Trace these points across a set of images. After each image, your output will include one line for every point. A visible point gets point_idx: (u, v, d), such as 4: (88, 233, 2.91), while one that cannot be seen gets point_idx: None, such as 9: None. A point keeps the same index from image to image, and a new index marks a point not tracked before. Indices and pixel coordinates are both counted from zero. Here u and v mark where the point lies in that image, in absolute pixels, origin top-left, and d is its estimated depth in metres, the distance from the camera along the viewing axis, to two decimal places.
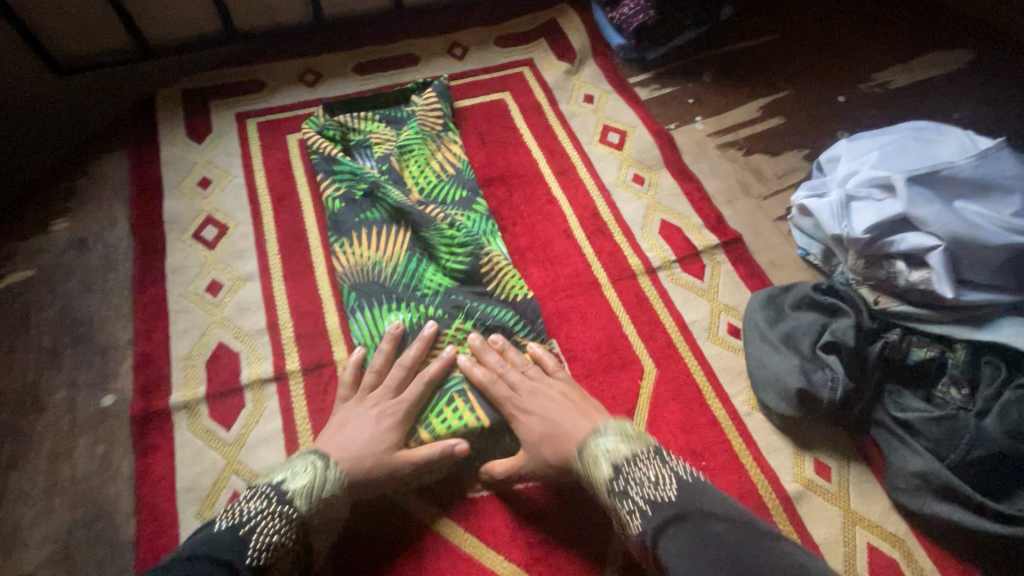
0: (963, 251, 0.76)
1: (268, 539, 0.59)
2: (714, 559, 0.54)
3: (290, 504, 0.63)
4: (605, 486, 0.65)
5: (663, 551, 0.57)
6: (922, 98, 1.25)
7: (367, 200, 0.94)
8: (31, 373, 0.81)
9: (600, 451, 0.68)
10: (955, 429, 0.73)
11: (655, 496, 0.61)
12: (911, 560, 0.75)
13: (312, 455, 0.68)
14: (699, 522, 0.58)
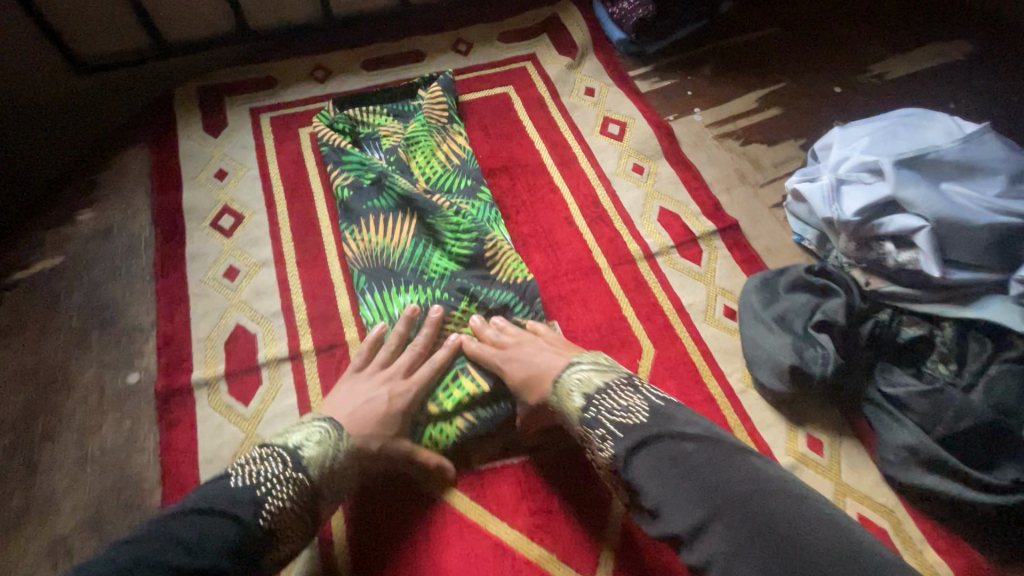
0: (951, 231, 0.78)
1: (279, 504, 0.61)
2: (683, 474, 0.57)
3: (304, 471, 0.64)
4: (579, 417, 0.69)
5: (635, 470, 0.60)
6: (918, 87, 1.27)
7: (375, 187, 0.96)
8: (62, 353, 0.86)
9: (572, 384, 0.72)
10: (942, 403, 0.76)
11: (622, 420, 0.64)
12: (900, 529, 0.78)
13: (326, 423, 0.71)
14: (662, 440, 0.61)
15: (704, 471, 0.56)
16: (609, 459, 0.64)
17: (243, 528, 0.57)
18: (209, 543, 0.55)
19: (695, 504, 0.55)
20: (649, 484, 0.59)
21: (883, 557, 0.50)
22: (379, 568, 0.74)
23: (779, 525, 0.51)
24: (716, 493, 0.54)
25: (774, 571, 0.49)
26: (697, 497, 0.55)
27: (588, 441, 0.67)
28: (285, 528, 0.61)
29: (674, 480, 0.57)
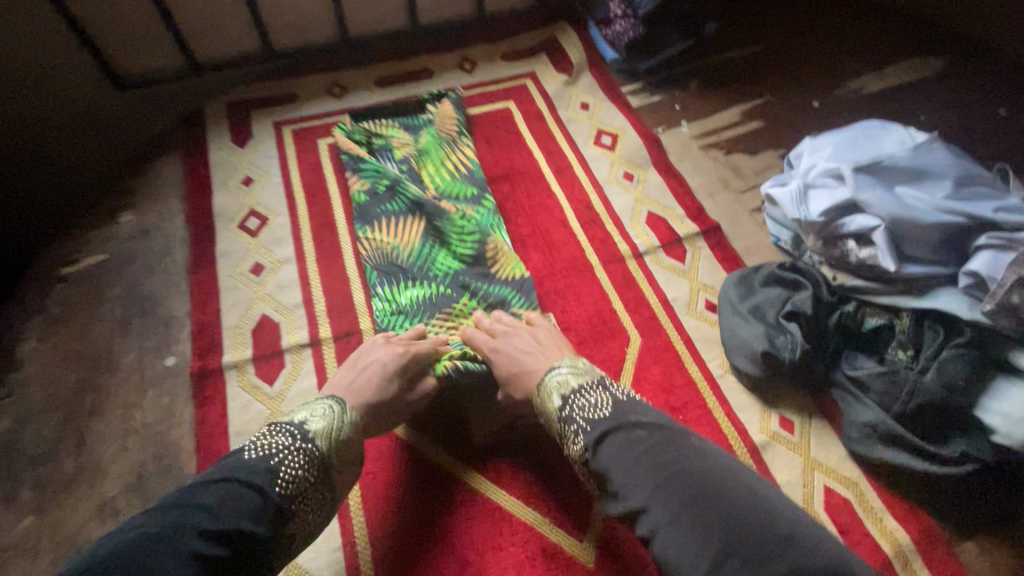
0: (904, 229, 0.88)
1: (294, 472, 0.66)
2: (638, 455, 0.64)
3: (312, 442, 0.70)
4: (557, 413, 0.75)
5: (601, 455, 0.67)
6: (891, 102, 1.37)
7: (388, 193, 1.08)
8: (107, 339, 0.96)
9: (552, 385, 0.78)
10: (896, 382, 0.85)
11: (592, 415, 0.71)
12: (863, 499, 0.85)
13: (334, 400, 0.77)
14: (624, 428, 0.67)
15: (659, 454, 0.63)
16: (580, 451, 0.70)
17: (267, 496, 0.62)
18: (238, 510, 0.59)
19: (646, 481, 0.62)
20: (612, 468, 0.65)
21: (799, 517, 0.58)
22: (391, 529, 0.82)
23: (716, 496, 0.58)
24: (665, 469, 0.62)
25: (712, 533, 0.55)
26: (652, 475, 0.62)
27: (562, 436, 0.74)
28: (304, 495, 0.67)
29: (634, 462, 0.64)
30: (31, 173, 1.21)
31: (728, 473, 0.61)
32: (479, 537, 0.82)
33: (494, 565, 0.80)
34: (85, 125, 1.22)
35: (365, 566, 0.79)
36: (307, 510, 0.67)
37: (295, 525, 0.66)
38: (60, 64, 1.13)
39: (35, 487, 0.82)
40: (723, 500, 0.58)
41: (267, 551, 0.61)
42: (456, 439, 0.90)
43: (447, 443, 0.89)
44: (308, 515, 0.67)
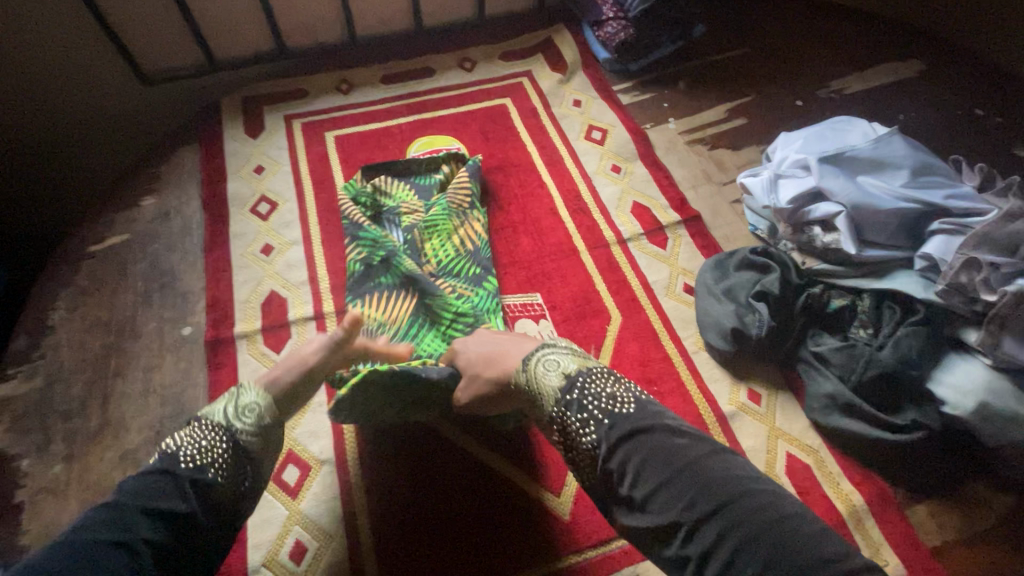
0: (864, 216, 0.95)
1: (195, 446, 0.66)
2: (672, 475, 0.56)
3: (206, 419, 0.69)
4: (556, 399, 0.68)
5: (623, 462, 0.59)
6: (872, 102, 1.43)
7: (382, 266, 1.01)
8: (129, 309, 1.04)
9: (550, 365, 0.71)
10: (855, 355, 0.91)
11: (610, 407, 0.64)
12: (822, 465, 0.92)
13: (254, 388, 0.73)
14: (653, 436, 0.60)
15: (697, 470, 0.56)
16: (590, 445, 0.63)
17: (172, 472, 0.63)
18: (140, 498, 0.59)
19: (684, 503, 0.54)
20: (634, 476, 0.58)
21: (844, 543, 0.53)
22: (383, 483, 0.90)
23: (769, 524, 0.52)
24: (709, 492, 0.54)
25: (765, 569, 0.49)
26: (691, 495, 0.55)
27: (565, 424, 0.67)
28: (219, 463, 0.66)
29: (669, 479, 0.56)
30: (63, 159, 1.32)
31: (786, 505, 0.54)
32: (465, 494, 0.89)
33: (478, 519, 0.87)
34: (112, 117, 1.32)
35: (361, 517, 0.87)
36: (231, 477, 0.66)
37: (224, 491, 0.65)
38: (90, 61, 1.22)
39: (65, 438, 0.91)
40: (788, 541, 0.50)
41: (199, 519, 0.61)
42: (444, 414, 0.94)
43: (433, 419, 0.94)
44: (237, 480, 0.67)
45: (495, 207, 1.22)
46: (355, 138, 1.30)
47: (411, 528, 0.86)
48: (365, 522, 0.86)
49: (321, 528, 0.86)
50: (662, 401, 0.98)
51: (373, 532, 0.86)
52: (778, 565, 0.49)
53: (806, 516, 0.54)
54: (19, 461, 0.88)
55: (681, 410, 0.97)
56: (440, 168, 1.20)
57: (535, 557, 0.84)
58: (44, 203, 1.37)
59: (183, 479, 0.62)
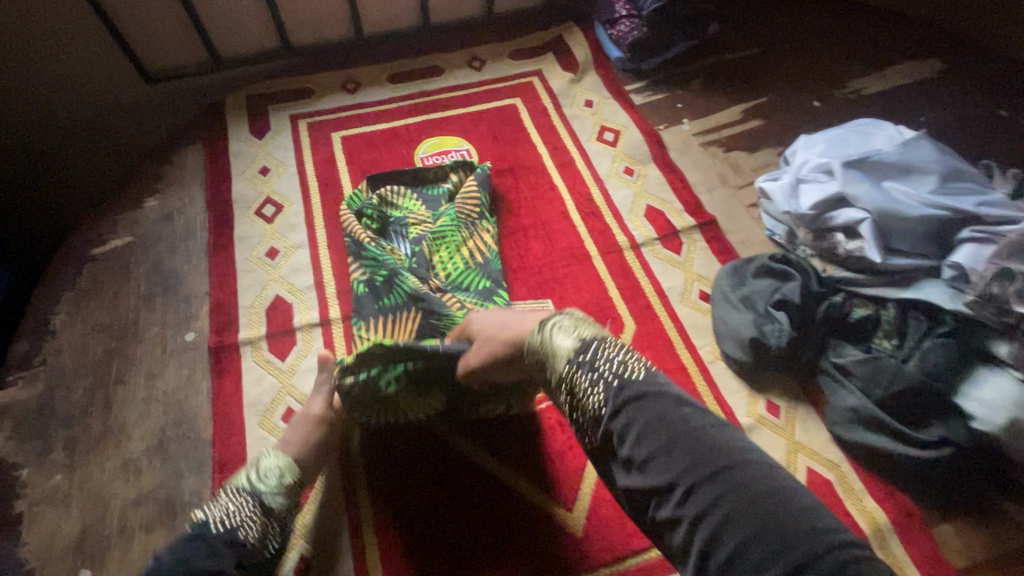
0: (891, 223, 0.91)
1: (225, 512, 0.68)
2: (671, 439, 0.52)
3: (234, 485, 0.72)
4: (568, 360, 0.63)
5: (623, 423, 0.55)
6: (892, 103, 1.38)
7: (386, 285, 0.96)
8: (132, 314, 1.02)
9: (565, 328, 0.66)
10: (879, 367, 0.87)
11: (622, 371, 0.58)
12: (845, 481, 0.89)
13: (273, 453, 0.76)
14: (658, 401, 0.55)
15: (698, 438, 0.52)
16: (595, 405, 0.58)
17: (205, 537, 0.65)
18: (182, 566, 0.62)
19: (680, 467, 0.51)
20: (633, 438, 0.54)
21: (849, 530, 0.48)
22: (391, 496, 0.87)
23: (767, 500, 0.47)
24: (708, 459, 0.50)
25: (755, 542, 0.46)
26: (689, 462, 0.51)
27: (573, 384, 0.61)
28: (246, 525, 0.68)
29: (668, 443, 0.52)
30: (66, 159, 1.30)
31: (787, 484, 0.49)
32: (476, 508, 0.86)
33: (488, 534, 0.84)
34: (115, 116, 1.30)
35: (368, 531, 0.84)
36: (261, 536, 0.68)
37: (255, 554, 0.67)
38: (91, 59, 1.20)
39: (65, 446, 0.89)
40: (786, 518, 0.46)
41: None
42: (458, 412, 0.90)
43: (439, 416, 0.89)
44: (265, 540, 0.69)
45: (505, 210, 1.19)
46: (362, 139, 1.28)
47: (419, 542, 0.83)
48: (373, 537, 0.84)
49: (328, 543, 0.84)
50: None
51: (380, 546, 0.83)
52: (770, 539, 0.45)
53: (812, 498, 0.49)
54: (18, 470, 0.86)
55: None
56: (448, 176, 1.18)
57: (549, 567, 0.82)
58: (47, 203, 1.35)
59: (218, 544, 0.65)
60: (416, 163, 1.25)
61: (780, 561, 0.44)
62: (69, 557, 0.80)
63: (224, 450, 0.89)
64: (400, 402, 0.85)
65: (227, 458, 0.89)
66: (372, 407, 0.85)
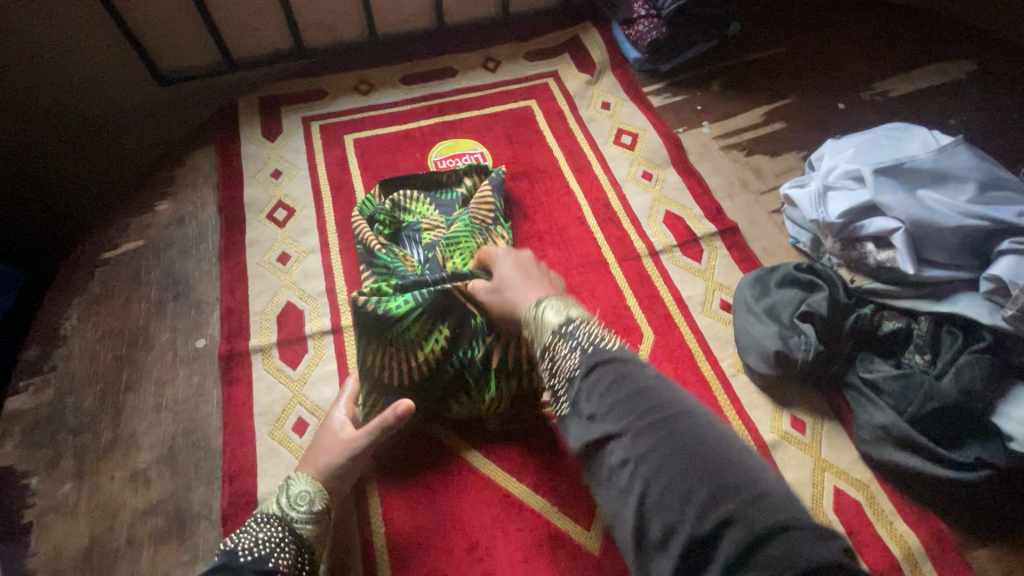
0: (924, 233, 0.87)
1: (254, 539, 0.71)
2: (633, 394, 0.47)
3: (265, 512, 0.75)
4: (552, 330, 0.59)
5: (587, 381, 0.50)
6: (921, 105, 1.34)
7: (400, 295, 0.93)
8: (143, 319, 1.01)
9: (557, 308, 0.62)
10: (911, 384, 0.83)
11: (600, 340, 0.54)
12: (873, 501, 0.86)
13: (302, 475, 0.78)
14: (628, 364, 0.50)
15: (661, 395, 0.47)
16: (569, 365, 0.53)
17: (232, 565, 0.66)
18: None
19: (634, 417, 0.45)
20: (590, 389, 0.49)
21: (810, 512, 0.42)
22: (404, 510, 0.85)
23: (720, 457, 0.43)
24: (666, 411, 0.45)
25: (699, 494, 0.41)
26: (638, 412, 0.46)
27: (553, 353, 0.57)
28: (276, 553, 0.70)
29: (622, 394, 0.47)
30: (77, 160, 1.30)
31: (747, 455, 0.44)
32: (489, 522, 0.84)
33: (503, 549, 0.82)
34: (127, 117, 1.29)
35: (381, 544, 0.83)
36: (290, 565, 0.70)
37: None
38: (103, 59, 1.19)
39: (75, 455, 0.88)
40: (734, 475, 0.42)
41: None
42: (465, 380, 0.88)
43: (447, 378, 0.87)
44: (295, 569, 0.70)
45: (520, 215, 1.16)
46: (374, 141, 1.26)
47: (431, 557, 0.82)
48: (385, 551, 0.82)
49: (338, 558, 0.82)
50: None
51: (393, 560, 0.81)
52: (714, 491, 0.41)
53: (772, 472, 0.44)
54: (27, 478, 0.85)
55: None
56: (462, 180, 1.16)
57: None
58: (58, 205, 1.34)
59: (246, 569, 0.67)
60: (430, 166, 1.22)
61: (721, 512, 0.40)
62: (77, 568, 0.79)
63: (234, 461, 0.88)
64: (407, 332, 0.85)
65: (236, 469, 0.87)
66: (380, 336, 0.85)
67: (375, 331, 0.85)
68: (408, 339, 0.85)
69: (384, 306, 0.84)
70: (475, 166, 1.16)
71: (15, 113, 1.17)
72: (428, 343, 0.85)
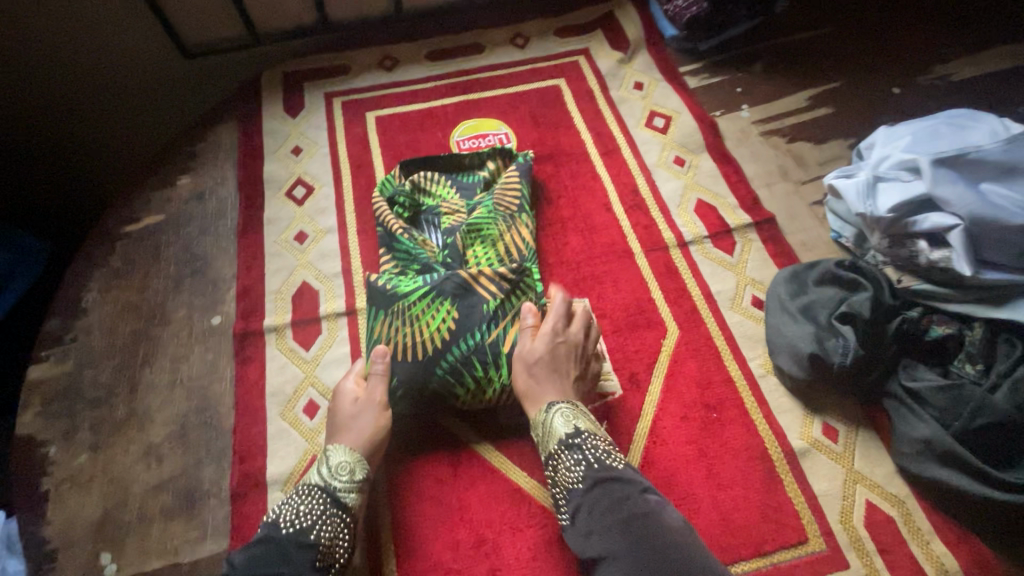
0: (984, 232, 0.80)
1: (297, 510, 0.72)
2: (622, 519, 0.69)
3: (307, 482, 0.76)
4: (558, 441, 0.78)
5: (585, 499, 0.72)
6: (987, 90, 1.22)
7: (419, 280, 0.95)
8: (161, 295, 1.01)
9: (557, 418, 0.80)
10: (961, 398, 0.77)
11: (602, 459, 0.75)
12: (909, 519, 0.80)
13: (339, 446, 0.79)
14: (617, 485, 0.72)
15: (640, 519, 0.69)
16: (574, 479, 0.74)
17: (274, 538, 0.69)
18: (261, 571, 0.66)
19: (619, 539, 0.68)
20: (595, 506, 0.71)
21: None
22: (412, 500, 0.84)
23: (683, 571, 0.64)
24: (643, 536, 0.67)
25: None
26: (629, 541, 0.67)
27: (556, 460, 0.77)
28: (319, 524, 0.71)
29: (618, 521, 0.69)
30: (94, 128, 1.29)
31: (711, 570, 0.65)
32: (496, 517, 0.82)
33: (510, 545, 0.80)
34: (149, 86, 1.28)
35: (385, 534, 0.81)
36: (332, 536, 0.71)
37: (328, 553, 0.70)
38: (123, 25, 1.17)
39: (92, 427, 0.88)
40: None
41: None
42: (473, 364, 0.85)
43: (452, 361, 0.85)
44: (338, 540, 0.72)
45: (544, 200, 1.11)
46: (396, 120, 1.22)
47: (437, 549, 0.80)
48: (390, 543, 0.81)
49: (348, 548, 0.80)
50: (722, 432, 0.87)
51: (398, 549, 0.80)
52: None
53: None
54: (47, 447, 0.86)
55: (745, 443, 0.86)
56: (486, 162, 1.10)
57: None
58: (73, 172, 1.34)
59: (288, 542, 0.69)
60: (452, 146, 1.18)
61: None
62: (92, 539, 0.80)
63: (245, 441, 0.88)
64: (414, 309, 0.87)
65: (246, 448, 0.87)
66: (388, 309, 0.88)
67: (383, 305, 0.89)
68: (416, 319, 0.87)
69: (395, 284, 0.90)
70: (502, 148, 1.11)
71: (27, 75, 1.15)
72: (435, 323, 0.86)
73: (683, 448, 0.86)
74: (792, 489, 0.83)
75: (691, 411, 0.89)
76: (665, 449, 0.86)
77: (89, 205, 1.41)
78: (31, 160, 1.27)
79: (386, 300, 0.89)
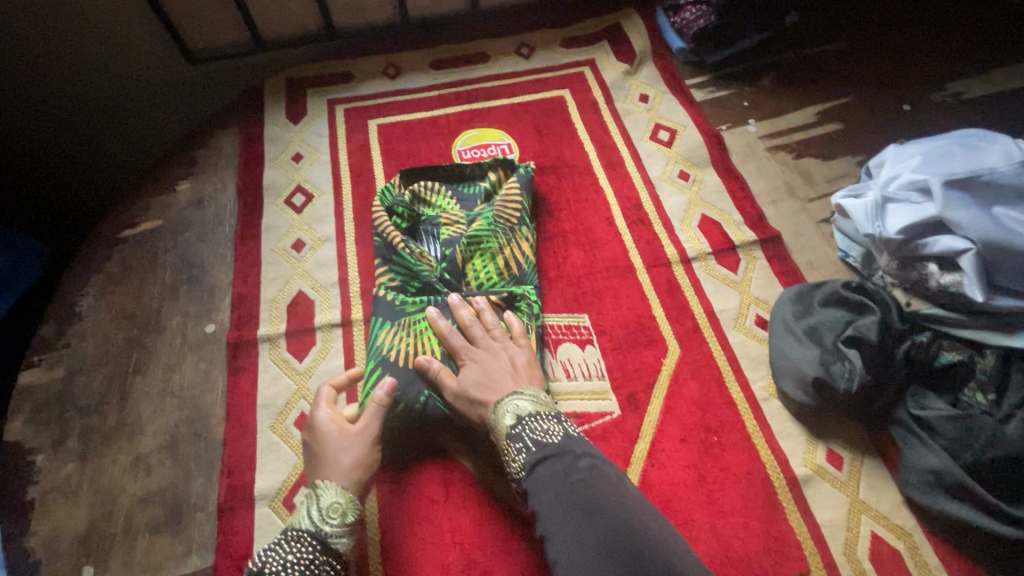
0: (998, 257, 0.77)
1: (284, 558, 0.67)
2: (566, 488, 0.65)
3: (294, 526, 0.70)
4: (505, 432, 0.75)
5: (530, 480, 0.69)
6: (1001, 108, 1.20)
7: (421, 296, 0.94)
8: (155, 302, 1.00)
9: (508, 407, 0.76)
10: (972, 429, 0.74)
11: (541, 438, 0.72)
12: (916, 552, 0.77)
13: (331, 484, 0.73)
14: (561, 459, 0.69)
15: (585, 489, 0.65)
16: (519, 465, 0.71)
17: None
18: None
19: (565, 514, 0.63)
20: (539, 486, 0.67)
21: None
22: (400, 521, 0.81)
23: (635, 536, 0.60)
24: (590, 505, 0.63)
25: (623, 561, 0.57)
26: (571, 508, 0.63)
27: (505, 452, 0.74)
28: None
29: (563, 494, 0.65)
30: (93, 129, 1.28)
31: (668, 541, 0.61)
32: (489, 537, 0.80)
33: (501, 569, 0.78)
34: (154, 90, 1.28)
35: (374, 554, 0.79)
36: None
37: None
38: (128, 28, 1.18)
39: (80, 436, 0.87)
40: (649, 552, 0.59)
41: None
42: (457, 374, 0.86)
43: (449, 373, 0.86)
44: None
45: (545, 212, 1.10)
46: (398, 129, 1.21)
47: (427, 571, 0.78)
48: (379, 565, 0.78)
49: None
50: (722, 456, 0.85)
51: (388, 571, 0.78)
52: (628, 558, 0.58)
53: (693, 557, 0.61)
54: (34, 455, 0.85)
55: (746, 468, 0.84)
56: (487, 173, 1.09)
57: None
58: (71, 173, 1.32)
59: None
60: (453, 156, 1.17)
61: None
62: (75, 551, 0.79)
63: (234, 453, 0.86)
64: (422, 327, 0.90)
65: (236, 461, 0.85)
66: (396, 320, 0.90)
67: (389, 316, 0.91)
68: (418, 332, 0.89)
69: (402, 298, 0.92)
70: (503, 159, 1.10)
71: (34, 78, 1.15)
72: (428, 340, 0.88)
73: (683, 473, 0.83)
74: (795, 520, 0.80)
75: (692, 434, 0.87)
76: (663, 472, 0.84)
77: (84, 207, 1.39)
78: (25, 161, 1.25)
79: (394, 313, 0.91)
